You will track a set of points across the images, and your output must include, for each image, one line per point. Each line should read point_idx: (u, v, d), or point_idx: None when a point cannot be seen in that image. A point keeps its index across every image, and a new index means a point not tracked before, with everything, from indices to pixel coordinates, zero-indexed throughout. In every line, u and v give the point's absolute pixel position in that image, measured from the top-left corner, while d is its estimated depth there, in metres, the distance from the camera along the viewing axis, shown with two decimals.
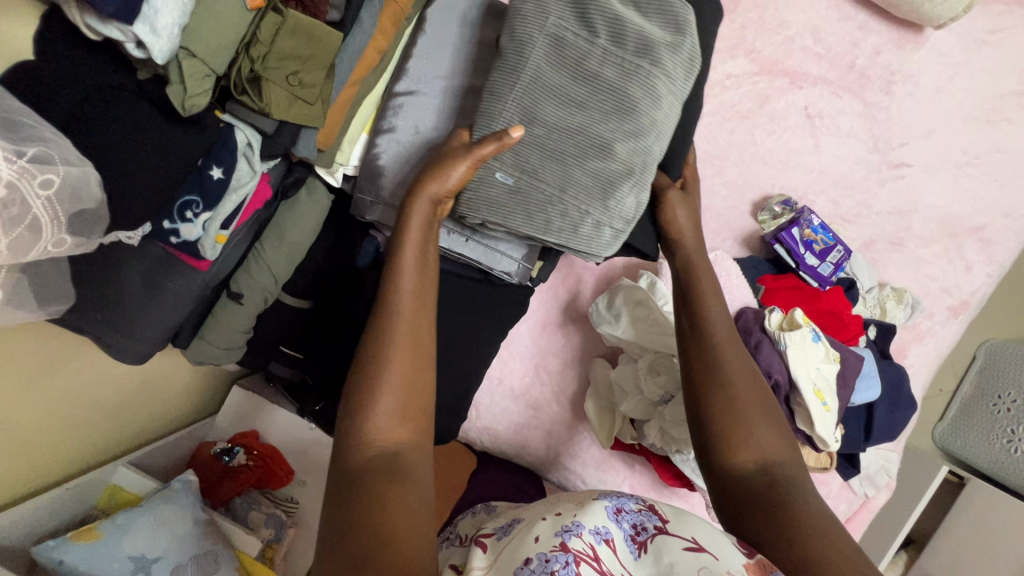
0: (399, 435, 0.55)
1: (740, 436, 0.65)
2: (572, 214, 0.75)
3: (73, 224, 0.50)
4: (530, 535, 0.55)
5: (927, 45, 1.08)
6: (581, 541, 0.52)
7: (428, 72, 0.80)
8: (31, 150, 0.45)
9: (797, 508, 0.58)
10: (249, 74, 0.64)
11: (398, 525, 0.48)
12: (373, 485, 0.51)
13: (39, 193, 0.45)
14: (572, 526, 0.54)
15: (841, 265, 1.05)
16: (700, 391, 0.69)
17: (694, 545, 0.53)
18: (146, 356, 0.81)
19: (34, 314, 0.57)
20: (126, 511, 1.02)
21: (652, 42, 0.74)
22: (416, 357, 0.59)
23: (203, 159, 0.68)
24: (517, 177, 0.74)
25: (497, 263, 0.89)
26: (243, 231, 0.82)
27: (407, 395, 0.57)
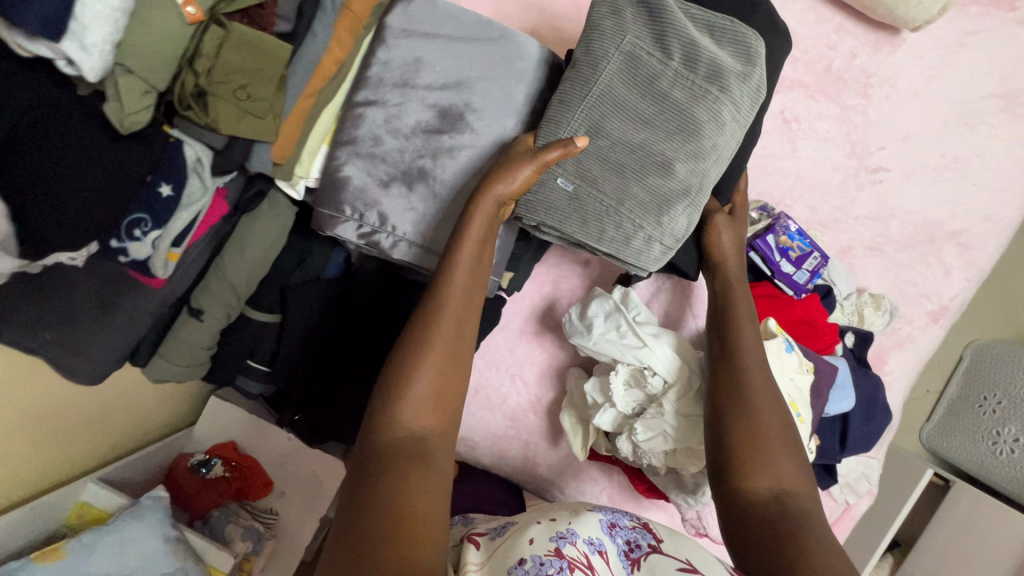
0: (428, 425, 0.61)
1: (758, 441, 0.70)
2: (626, 226, 0.80)
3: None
4: (525, 538, 0.69)
5: (904, 48, 1.07)
6: (575, 549, 0.67)
7: (388, 82, 0.79)
8: None
9: (804, 528, 0.62)
10: (194, 90, 0.62)
11: (418, 506, 0.53)
12: (400, 465, 0.56)
13: None
14: (568, 534, 0.69)
15: (818, 273, 1.00)
16: (723, 401, 0.75)
17: (688, 566, 0.65)
18: (104, 376, 0.79)
19: None
20: (91, 531, 1.00)
21: (723, 69, 0.77)
22: (454, 355, 0.65)
23: (152, 175, 0.66)
24: (577, 184, 0.79)
25: None
26: (201, 248, 0.80)
27: (440, 389, 0.62)
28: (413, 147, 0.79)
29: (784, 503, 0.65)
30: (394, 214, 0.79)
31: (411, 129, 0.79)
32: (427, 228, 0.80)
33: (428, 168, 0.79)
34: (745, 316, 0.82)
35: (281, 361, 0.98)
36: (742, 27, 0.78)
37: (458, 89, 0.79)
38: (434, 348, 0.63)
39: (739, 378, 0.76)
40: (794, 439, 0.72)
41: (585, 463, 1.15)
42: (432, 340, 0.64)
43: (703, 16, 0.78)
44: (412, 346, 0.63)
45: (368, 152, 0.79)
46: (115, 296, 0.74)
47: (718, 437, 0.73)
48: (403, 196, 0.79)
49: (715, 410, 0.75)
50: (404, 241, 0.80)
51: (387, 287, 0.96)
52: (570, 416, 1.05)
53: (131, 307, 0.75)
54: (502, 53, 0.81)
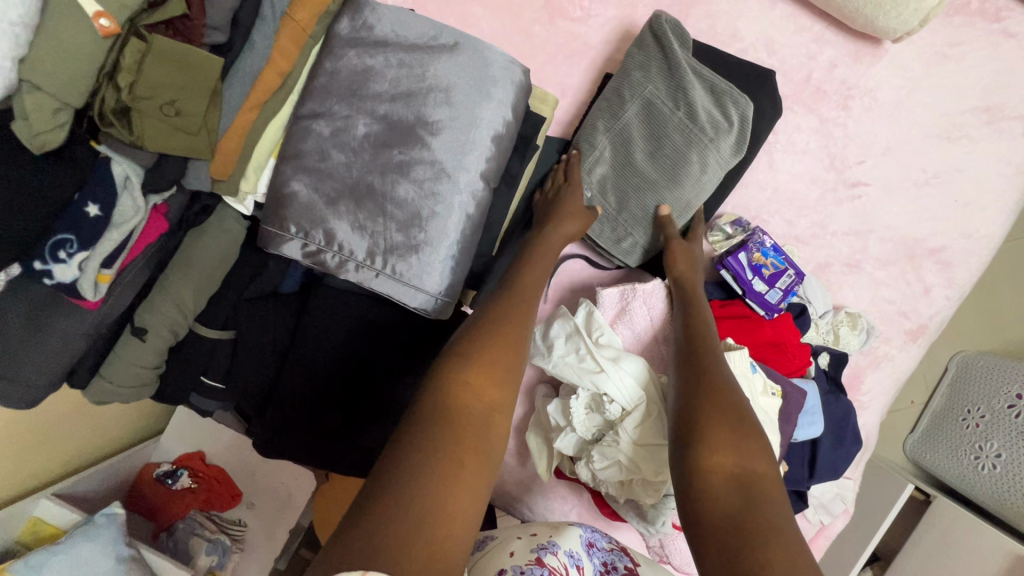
0: (486, 404, 0.63)
1: (734, 417, 0.66)
2: (619, 231, 0.98)
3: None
4: (506, 551, 0.72)
5: (886, 59, 1.03)
6: (556, 559, 0.71)
7: (336, 96, 0.76)
8: None
9: (764, 519, 0.56)
10: (117, 105, 0.59)
11: (460, 478, 0.56)
12: (444, 434, 0.58)
13: None
14: (549, 545, 0.73)
15: (793, 290, 0.98)
16: (700, 381, 0.73)
17: None
18: (40, 399, 0.76)
19: None
20: (40, 551, 0.98)
21: (715, 126, 0.91)
22: (509, 354, 0.68)
23: (78, 194, 0.63)
24: (594, 193, 0.97)
25: (412, 299, 0.79)
26: (139, 266, 0.76)
27: (492, 380, 0.65)
28: (361, 162, 0.76)
29: (743, 485, 0.60)
30: (340, 232, 0.77)
31: (360, 142, 0.76)
32: (375, 247, 0.77)
33: (377, 184, 0.76)
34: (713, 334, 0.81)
35: (235, 378, 0.94)
36: (736, 95, 0.91)
37: (409, 100, 0.76)
38: (493, 347, 0.67)
39: (709, 368, 0.74)
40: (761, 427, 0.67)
41: (554, 481, 1.12)
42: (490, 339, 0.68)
43: (707, 76, 0.92)
44: (470, 340, 0.67)
45: (314, 168, 0.76)
46: (44, 317, 0.70)
47: (689, 410, 0.69)
48: (350, 214, 0.76)
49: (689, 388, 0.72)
50: (351, 261, 0.77)
51: (347, 301, 0.91)
52: (536, 435, 1.02)
53: (62, 330, 0.72)
54: (456, 59, 0.76)
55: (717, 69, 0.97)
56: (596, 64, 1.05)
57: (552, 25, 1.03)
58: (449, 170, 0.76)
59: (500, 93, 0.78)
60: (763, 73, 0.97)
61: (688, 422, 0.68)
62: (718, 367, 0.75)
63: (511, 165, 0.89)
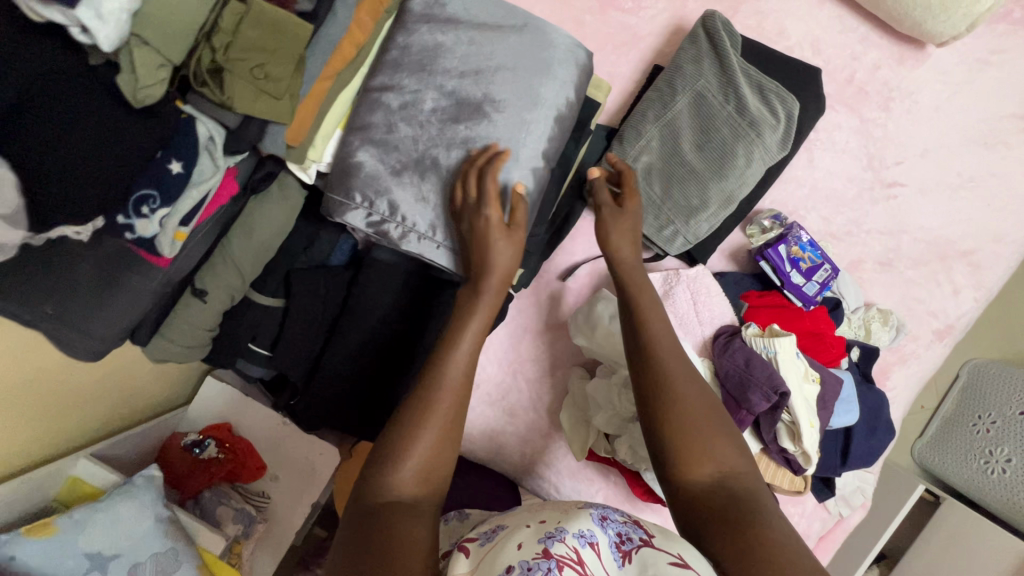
0: (420, 486, 0.60)
1: (695, 436, 0.66)
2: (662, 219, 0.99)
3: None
4: (511, 542, 0.59)
5: (928, 62, 1.05)
6: (565, 546, 0.56)
7: (407, 69, 0.78)
8: None
9: (759, 525, 0.59)
10: (210, 66, 0.61)
11: (405, 549, 0.53)
12: (393, 522, 0.56)
13: None
14: (556, 532, 0.58)
15: (828, 284, 1.02)
16: (667, 409, 0.68)
17: (679, 560, 0.56)
18: (103, 352, 0.77)
19: None
20: (84, 507, 1.00)
21: (763, 121, 0.93)
22: (455, 414, 0.64)
23: (162, 152, 0.65)
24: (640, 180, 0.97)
25: None
26: (208, 228, 0.78)
27: (433, 457, 0.61)
28: (428, 136, 0.78)
29: (726, 487, 0.63)
30: (404, 204, 0.79)
31: (427, 117, 0.78)
32: (437, 219, 0.79)
33: (442, 158, 0.78)
34: (654, 318, 0.77)
35: (281, 345, 0.96)
36: (785, 91, 0.93)
37: (477, 78, 0.77)
38: (440, 411, 0.63)
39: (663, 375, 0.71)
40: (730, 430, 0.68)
41: (583, 463, 1.15)
42: (439, 397, 0.63)
43: (759, 74, 0.93)
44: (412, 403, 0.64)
45: (382, 139, 0.78)
46: (115, 271, 0.72)
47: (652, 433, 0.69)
48: (414, 186, 0.78)
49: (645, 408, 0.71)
50: (413, 232, 0.79)
51: (394, 273, 0.92)
52: (569, 415, 1.05)
53: (132, 286, 0.74)
54: (520, 40, 0.78)
55: (766, 64, 0.99)
56: (644, 55, 1.07)
57: (603, 16, 1.06)
58: (512, 148, 0.78)
59: (562, 74, 0.79)
60: (809, 70, 0.98)
61: (655, 446, 0.69)
62: (671, 370, 0.71)
63: (566, 148, 0.92)
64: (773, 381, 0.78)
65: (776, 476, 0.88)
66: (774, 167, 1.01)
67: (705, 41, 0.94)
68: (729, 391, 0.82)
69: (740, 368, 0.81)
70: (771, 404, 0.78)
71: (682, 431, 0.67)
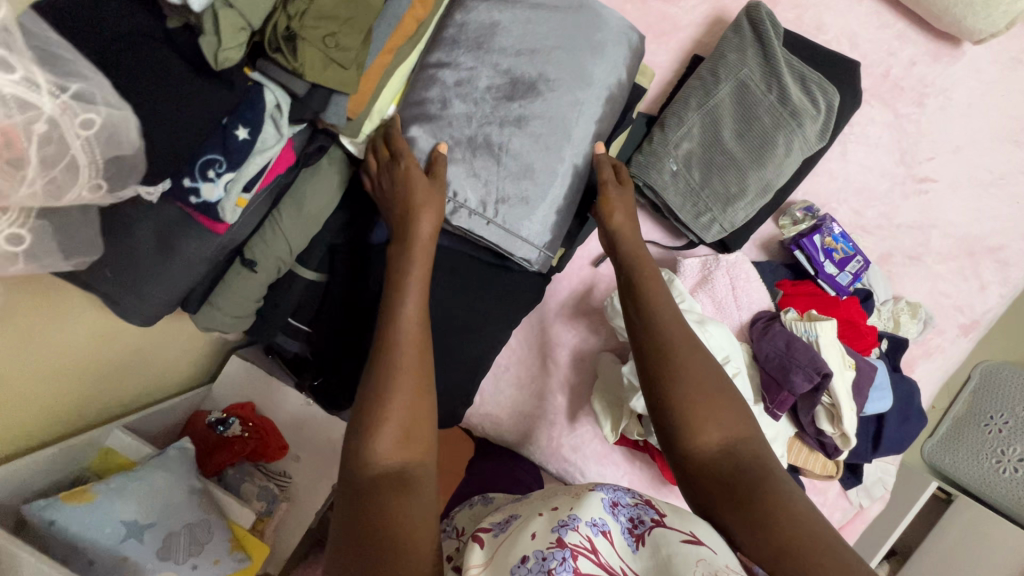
0: (406, 453, 0.59)
1: (696, 406, 0.65)
2: (700, 207, 0.99)
3: (109, 172, 0.50)
4: (526, 532, 0.57)
5: (963, 60, 1.07)
6: (578, 535, 0.55)
7: (465, 45, 0.79)
8: (73, 86, 0.45)
9: (774, 494, 0.58)
10: (285, 32, 0.61)
11: (403, 529, 0.53)
12: (386, 499, 0.55)
13: (79, 133, 0.45)
14: (569, 520, 0.56)
15: (860, 276, 1.04)
16: (669, 382, 0.66)
17: (691, 538, 0.56)
18: (156, 317, 0.78)
19: (57, 266, 0.54)
20: (119, 476, 1.00)
21: (804, 112, 0.95)
22: (422, 370, 0.64)
23: (229, 117, 0.66)
24: (680, 167, 0.98)
25: (517, 249, 0.83)
26: (263, 197, 0.80)
27: (413, 422, 0.61)
28: (482, 113, 0.79)
29: (735, 456, 0.63)
30: (455, 179, 0.79)
31: (482, 94, 0.79)
32: (487, 195, 0.80)
33: (495, 136, 0.79)
34: (650, 281, 0.75)
35: (321, 320, 0.97)
36: (826, 82, 0.95)
37: (532, 57, 0.79)
38: (405, 371, 0.62)
39: (664, 346, 0.69)
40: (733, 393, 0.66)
41: (610, 448, 1.16)
42: (400, 357, 0.63)
43: (801, 65, 0.95)
44: (384, 367, 0.63)
45: (437, 115, 0.79)
46: (174, 237, 0.73)
47: (656, 406, 0.67)
48: (466, 162, 0.79)
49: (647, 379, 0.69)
50: (464, 208, 0.80)
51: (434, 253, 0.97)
52: (600, 401, 1.07)
53: (189, 252, 0.75)
54: (573, 21, 0.80)
55: (808, 54, 1.00)
56: (684, 45, 1.07)
57: (644, 5, 1.07)
58: (563, 128, 0.80)
59: (614, 55, 0.81)
60: (849, 63, 0.98)
61: (661, 417, 0.67)
62: (676, 339, 0.69)
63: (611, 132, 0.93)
64: (815, 363, 0.81)
65: (808, 460, 0.92)
66: (811, 158, 1.02)
67: (749, 32, 0.96)
68: (770, 372, 0.85)
69: (781, 352, 0.84)
70: (813, 386, 0.81)
71: (685, 402, 0.65)
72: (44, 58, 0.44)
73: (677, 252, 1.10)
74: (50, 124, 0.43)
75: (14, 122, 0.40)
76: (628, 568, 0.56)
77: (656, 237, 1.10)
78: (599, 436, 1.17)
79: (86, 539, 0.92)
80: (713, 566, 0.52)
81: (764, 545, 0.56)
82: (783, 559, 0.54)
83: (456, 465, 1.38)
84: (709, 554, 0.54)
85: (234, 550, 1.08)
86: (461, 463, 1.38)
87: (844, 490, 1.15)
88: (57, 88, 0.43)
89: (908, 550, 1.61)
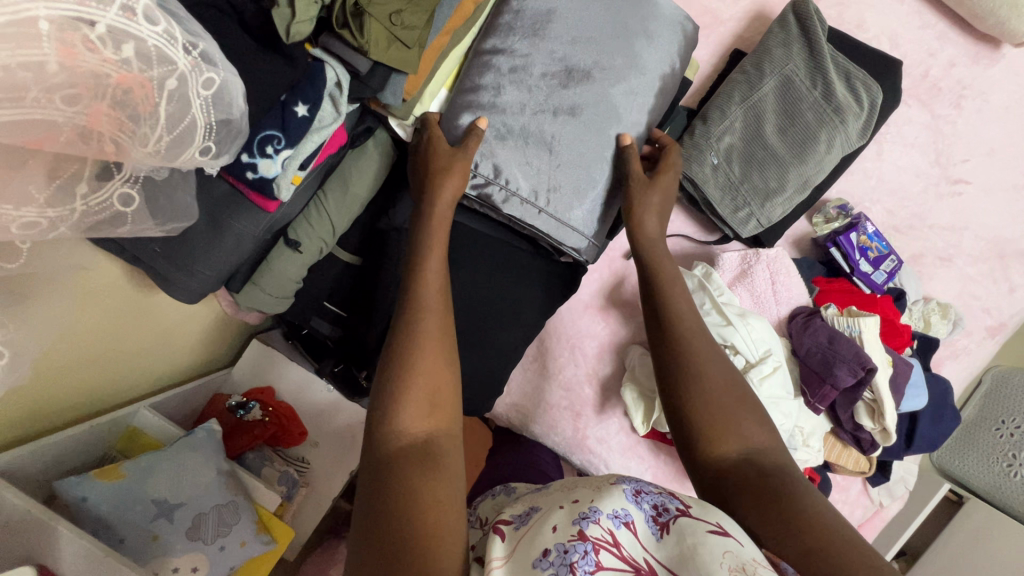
0: (428, 427, 0.59)
1: (716, 409, 0.65)
2: (738, 202, 1.00)
3: (217, 134, 0.52)
4: (546, 526, 0.55)
5: (1002, 62, 1.07)
6: (599, 528, 0.53)
7: (521, 31, 0.80)
8: (200, 45, 0.47)
9: (795, 496, 0.57)
10: (353, 9, 0.61)
11: (428, 503, 0.52)
12: (407, 472, 0.54)
13: (201, 92, 0.48)
14: (589, 513, 0.55)
15: (894, 274, 1.05)
16: (686, 386, 0.67)
17: (717, 529, 0.54)
18: (202, 295, 0.78)
19: (152, 231, 0.56)
20: (148, 455, 1.00)
21: (848, 109, 0.94)
22: (442, 345, 0.63)
23: (288, 94, 0.65)
24: (721, 160, 0.98)
25: (567, 239, 0.86)
26: (312, 177, 0.80)
27: (432, 393, 0.60)
28: (536, 101, 0.80)
29: (756, 460, 0.62)
30: (508, 168, 0.81)
31: (536, 81, 0.80)
32: (539, 185, 0.82)
33: (548, 124, 0.81)
34: (672, 279, 0.75)
35: (356, 305, 0.96)
36: (871, 79, 0.94)
37: (587, 46, 0.80)
38: (426, 346, 0.62)
39: (687, 349, 0.69)
40: (753, 399, 0.66)
41: (636, 441, 1.17)
42: (422, 334, 0.63)
43: (847, 61, 0.94)
44: (403, 343, 0.62)
45: (490, 102, 0.80)
46: (225, 214, 0.73)
47: (675, 411, 0.67)
48: (518, 151, 0.81)
49: (668, 380, 0.69)
50: (516, 196, 0.82)
51: (474, 241, 0.97)
52: (631, 391, 1.08)
53: (238, 229, 0.74)
54: (628, 10, 0.82)
55: (851, 51, 0.99)
56: (724, 39, 1.07)
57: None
58: (615, 117, 0.82)
59: (664, 47, 0.84)
60: (892, 62, 0.98)
61: (680, 419, 0.67)
62: (697, 341, 0.70)
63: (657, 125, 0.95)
64: (859, 357, 0.82)
65: (841, 456, 0.93)
66: (850, 154, 1.02)
67: (795, 28, 0.95)
68: (812, 366, 0.86)
69: (823, 345, 0.86)
70: (856, 380, 0.82)
71: (705, 405, 0.65)
72: (176, 16, 0.46)
73: (710, 247, 1.10)
74: (179, 79, 0.46)
75: (149, 75, 0.44)
76: (652, 560, 0.54)
77: (689, 231, 1.10)
78: (624, 428, 1.17)
79: (117, 516, 0.91)
80: (740, 558, 0.51)
81: (784, 548, 0.54)
82: (813, 558, 0.52)
83: (476, 455, 1.38)
84: (736, 546, 0.53)
85: (260, 532, 1.08)
86: (481, 452, 1.38)
87: (866, 488, 1.16)
88: (189, 45, 0.46)
89: (917, 550, 1.62)
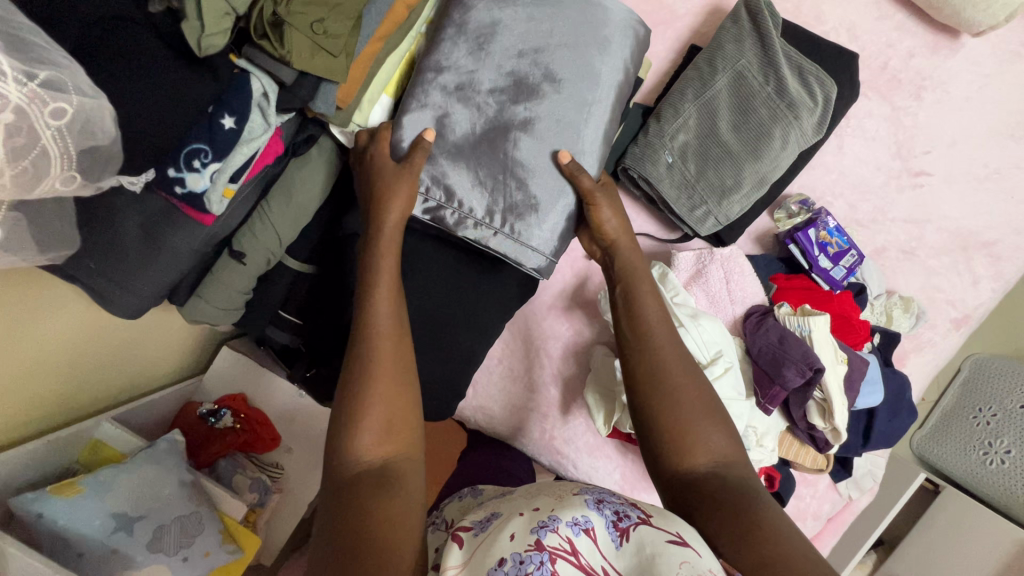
0: (386, 452, 0.59)
1: (681, 421, 0.64)
2: (694, 199, 0.98)
3: (82, 162, 0.51)
4: (504, 534, 0.53)
5: (961, 52, 1.05)
6: (557, 537, 0.51)
7: (468, 44, 0.79)
8: (43, 73, 0.44)
9: (754, 510, 0.57)
10: (271, 18, 0.60)
11: (383, 526, 0.52)
12: (362, 497, 0.54)
13: (50, 123, 0.45)
14: (548, 521, 0.52)
15: (854, 270, 1.03)
16: (652, 393, 0.66)
17: (677, 539, 0.52)
18: (144, 310, 0.78)
19: (34, 258, 0.56)
20: (108, 469, 0.99)
21: (801, 104, 0.93)
22: (399, 365, 0.63)
23: (214, 106, 0.64)
24: (675, 158, 0.97)
25: (526, 259, 0.83)
26: (249, 189, 0.80)
27: (393, 417, 0.60)
28: (487, 118, 0.80)
29: (723, 475, 0.62)
30: (461, 189, 0.80)
31: (484, 97, 0.80)
32: (494, 205, 0.81)
33: (502, 143, 0.80)
34: (649, 293, 0.74)
35: (312, 312, 0.95)
36: (824, 75, 0.94)
37: (536, 58, 0.79)
38: (383, 364, 0.61)
39: (657, 361, 0.68)
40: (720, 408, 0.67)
41: (602, 441, 1.16)
42: (378, 349, 0.62)
43: (799, 56, 0.94)
44: (359, 362, 0.61)
45: (437, 115, 0.79)
46: (160, 227, 0.71)
47: (642, 424, 0.67)
48: (474, 171, 0.80)
49: (634, 397, 0.68)
50: (470, 218, 0.81)
51: (429, 246, 0.96)
52: (593, 392, 1.07)
53: (176, 243, 0.73)
54: (577, 18, 0.81)
55: (807, 45, 0.97)
56: (681, 34, 1.05)
57: None
58: (569, 127, 0.81)
59: (616, 53, 0.82)
60: (848, 55, 0.96)
61: (646, 432, 0.66)
62: (664, 349, 0.69)
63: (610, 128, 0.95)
64: (808, 357, 0.83)
65: (798, 454, 0.95)
66: (809, 148, 1.00)
67: (745, 24, 0.94)
68: (764, 367, 0.87)
69: (774, 345, 0.87)
70: (805, 380, 0.84)
71: (675, 411, 0.65)
72: (14, 42, 0.43)
73: (674, 245, 1.09)
74: (17, 113, 0.43)
75: None
76: (610, 568, 0.52)
77: (650, 230, 1.09)
78: (592, 428, 1.17)
79: (74, 530, 0.90)
80: (698, 569, 0.49)
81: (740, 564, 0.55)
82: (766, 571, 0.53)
83: (447, 456, 1.38)
84: (694, 556, 0.50)
85: (225, 542, 1.09)
86: (452, 453, 1.37)
87: (834, 483, 1.16)
88: (25, 76, 0.43)
89: (895, 540, 1.63)
